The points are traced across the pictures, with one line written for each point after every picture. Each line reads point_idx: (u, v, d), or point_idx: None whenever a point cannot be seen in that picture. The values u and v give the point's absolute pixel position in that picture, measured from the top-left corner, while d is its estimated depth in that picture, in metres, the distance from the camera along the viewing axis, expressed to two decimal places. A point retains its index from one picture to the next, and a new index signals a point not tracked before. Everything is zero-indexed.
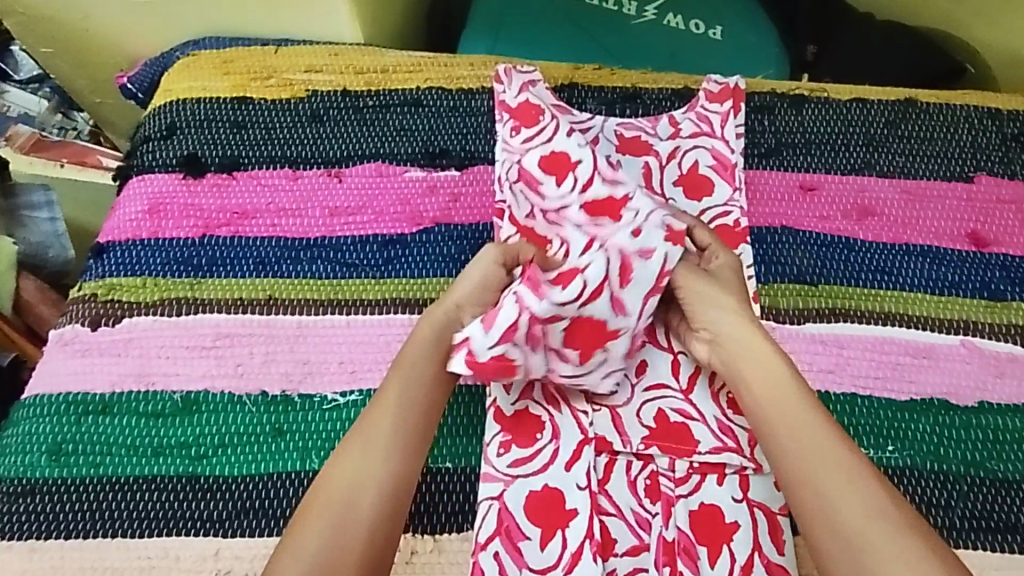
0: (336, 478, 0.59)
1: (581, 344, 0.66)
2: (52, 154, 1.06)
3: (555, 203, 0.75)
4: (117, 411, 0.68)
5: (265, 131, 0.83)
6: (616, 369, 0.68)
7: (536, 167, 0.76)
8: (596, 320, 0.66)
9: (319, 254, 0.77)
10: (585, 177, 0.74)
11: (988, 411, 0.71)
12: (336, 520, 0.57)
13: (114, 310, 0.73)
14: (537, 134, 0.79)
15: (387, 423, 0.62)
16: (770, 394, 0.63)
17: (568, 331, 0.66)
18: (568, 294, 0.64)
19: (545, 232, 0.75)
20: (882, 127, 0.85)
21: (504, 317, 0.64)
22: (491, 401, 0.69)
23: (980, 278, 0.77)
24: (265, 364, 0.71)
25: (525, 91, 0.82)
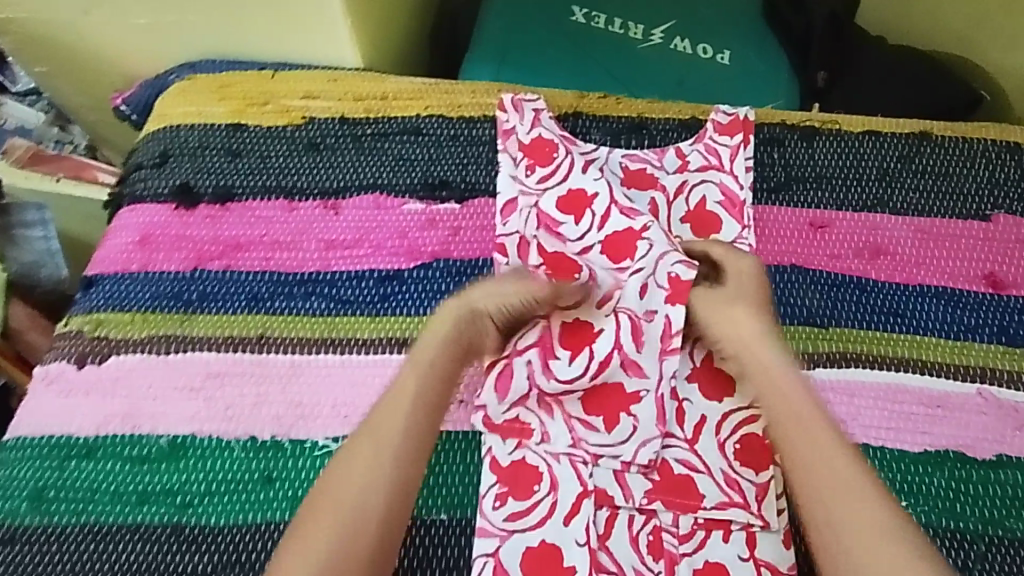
0: (347, 475, 0.60)
1: (601, 408, 0.68)
2: (50, 169, 1.03)
3: (577, 247, 0.75)
4: (101, 455, 0.66)
5: (261, 159, 0.81)
6: (647, 435, 0.67)
7: (554, 209, 0.76)
8: (609, 385, 0.69)
9: (313, 290, 0.74)
10: (603, 212, 0.75)
11: (1006, 465, 0.68)
12: (346, 516, 0.58)
13: (101, 347, 0.70)
14: (553, 173, 0.78)
15: (401, 418, 0.62)
16: (790, 408, 0.63)
17: (584, 397, 0.68)
18: (575, 370, 0.68)
19: (574, 256, 0.75)
20: (895, 162, 0.83)
21: (517, 386, 0.68)
22: (487, 449, 0.66)
23: (998, 322, 0.74)
24: (256, 406, 0.68)
25: (537, 127, 0.81)
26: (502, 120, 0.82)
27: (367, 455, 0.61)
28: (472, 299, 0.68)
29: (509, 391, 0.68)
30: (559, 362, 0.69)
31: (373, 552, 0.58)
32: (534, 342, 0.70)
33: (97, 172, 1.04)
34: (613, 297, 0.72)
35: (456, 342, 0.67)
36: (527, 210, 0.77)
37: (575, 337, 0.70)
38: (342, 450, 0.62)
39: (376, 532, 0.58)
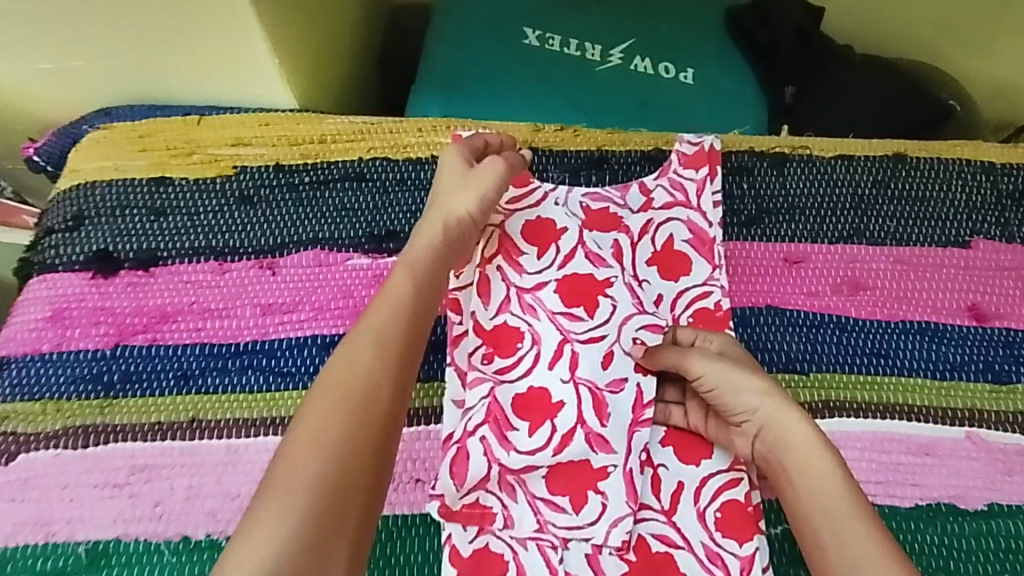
0: (349, 368, 0.55)
1: (567, 486, 0.63)
2: None
3: (533, 282, 0.70)
4: (10, 570, 0.59)
5: (188, 217, 0.73)
6: (618, 514, 0.62)
7: (520, 235, 0.72)
8: (575, 462, 0.64)
9: (249, 361, 0.67)
10: (568, 251, 0.71)
11: (999, 514, 0.64)
12: (352, 403, 0.53)
13: (9, 445, 0.63)
14: (525, 196, 0.73)
15: (398, 312, 0.59)
16: (807, 479, 0.56)
17: (549, 475, 0.64)
18: (535, 443, 0.64)
19: (516, 325, 0.68)
20: (870, 187, 0.78)
21: (473, 470, 0.63)
22: (447, 537, 0.62)
23: (983, 358, 0.71)
24: (188, 501, 0.61)
25: None
26: None
27: (368, 350, 0.56)
28: (454, 205, 0.65)
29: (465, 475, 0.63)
30: (517, 434, 0.64)
31: (378, 450, 0.53)
32: (483, 419, 0.65)
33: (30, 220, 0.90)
34: (565, 354, 0.67)
35: (445, 246, 0.63)
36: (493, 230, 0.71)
37: (532, 407, 0.65)
38: (340, 348, 0.57)
39: (384, 423, 0.54)
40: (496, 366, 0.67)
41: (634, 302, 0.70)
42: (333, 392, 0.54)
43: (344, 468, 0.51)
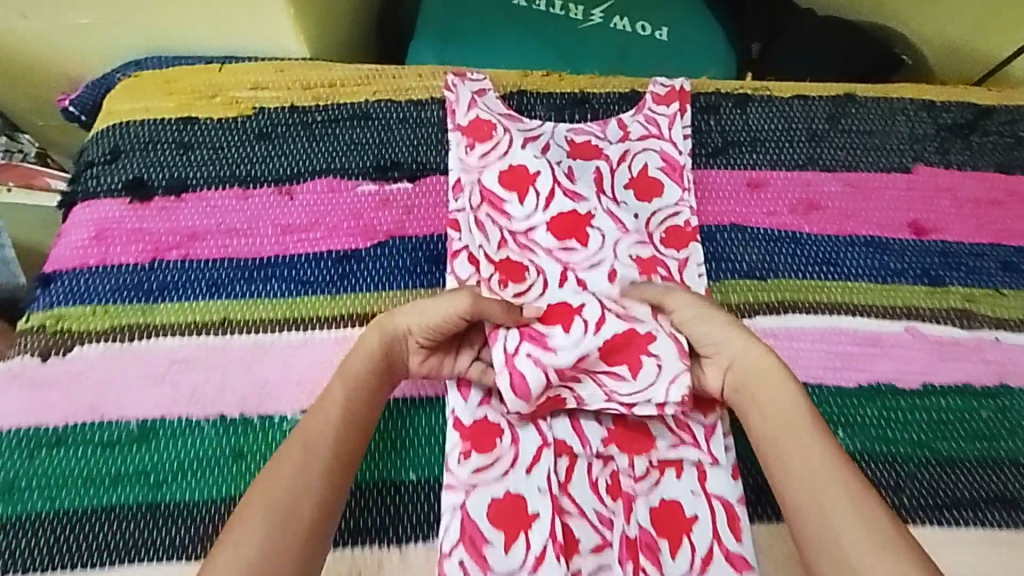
0: (285, 467, 0.59)
1: (622, 359, 0.70)
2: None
3: (523, 226, 0.77)
4: (71, 442, 0.67)
5: (213, 150, 0.82)
6: (675, 371, 0.69)
7: (498, 186, 0.78)
8: (622, 338, 0.70)
9: (273, 273, 0.76)
10: (547, 192, 0.77)
11: (933, 393, 0.73)
12: (286, 500, 0.58)
13: (63, 340, 0.71)
14: (492, 149, 0.80)
15: (328, 420, 0.62)
16: (773, 414, 0.63)
17: (603, 355, 0.69)
18: (574, 339, 0.69)
19: (520, 261, 0.75)
20: (823, 122, 0.88)
21: (534, 377, 0.67)
22: (451, 411, 0.69)
23: (921, 265, 0.80)
24: (222, 388, 0.70)
25: (476, 107, 0.83)
26: (449, 101, 0.85)
27: (297, 454, 0.60)
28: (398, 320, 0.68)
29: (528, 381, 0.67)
30: (555, 337, 0.70)
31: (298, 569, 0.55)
32: (520, 338, 0.69)
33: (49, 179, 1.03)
34: (571, 278, 0.74)
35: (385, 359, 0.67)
36: (472, 187, 0.79)
37: (558, 316, 0.71)
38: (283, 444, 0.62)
39: (315, 510, 0.58)
40: (512, 291, 0.74)
41: (617, 227, 0.77)
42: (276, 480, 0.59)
43: (272, 552, 0.55)
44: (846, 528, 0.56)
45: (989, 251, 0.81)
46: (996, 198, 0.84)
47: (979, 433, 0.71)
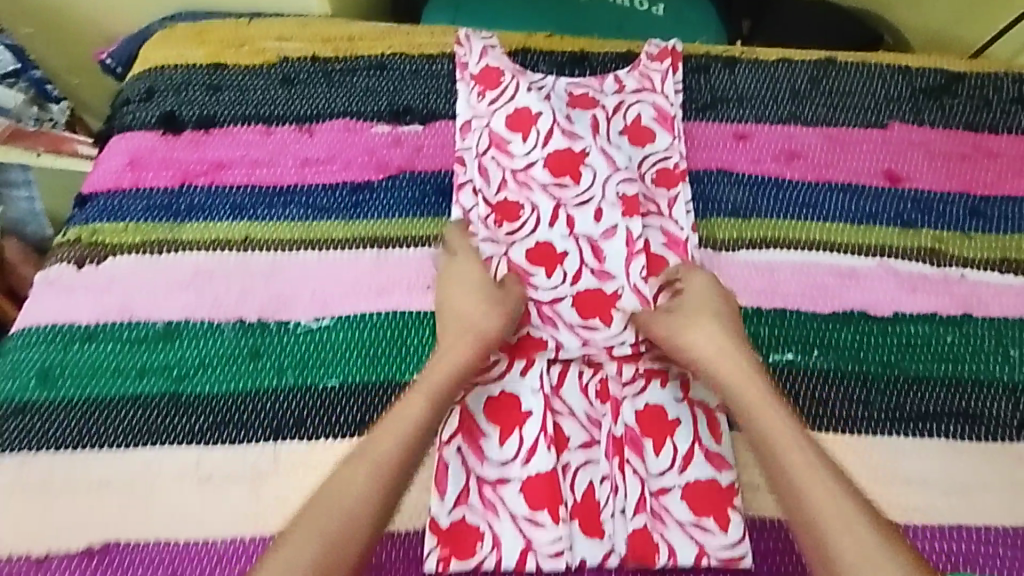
0: (345, 491, 0.61)
1: (594, 311, 0.76)
2: (28, 142, 1.03)
3: (522, 163, 0.83)
4: (102, 339, 0.73)
5: (239, 92, 0.89)
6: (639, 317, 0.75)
7: (504, 128, 0.85)
8: (591, 291, 0.77)
9: (292, 199, 0.82)
10: (546, 131, 0.84)
11: (903, 320, 0.78)
12: (343, 522, 0.60)
13: (98, 251, 0.77)
14: (500, 95, 0.87)
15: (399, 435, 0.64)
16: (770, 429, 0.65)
17: (575, 304, 0.76)
18: (554, 283, 0.77)
19: (517, 199, 0.82)
20: (806, 83, 0.94)
21: None
22: None
23: (894, 209, 0.85)
24: (241, 296, 0.76)
25: (485, 56, 0.89)
26: (459, 54, 0.91)
27: (365, 467, 0.62)
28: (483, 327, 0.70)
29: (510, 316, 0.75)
30: (537, 278, 0.78)
31: None
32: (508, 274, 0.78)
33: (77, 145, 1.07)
34: (561, 216, 0.80)
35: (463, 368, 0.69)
36: (481, 129, 0.85)
37: (543, 256, 0.79)
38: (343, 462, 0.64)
39: (369, 527, 0.60)
40: (505, 231, 0.80)
41: (608, 164, 0.83)
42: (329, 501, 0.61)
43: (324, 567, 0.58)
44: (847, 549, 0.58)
45: (958, 198, 0.86)
46: (965, 152, 0.89)
47: (944, 355, 0.76)
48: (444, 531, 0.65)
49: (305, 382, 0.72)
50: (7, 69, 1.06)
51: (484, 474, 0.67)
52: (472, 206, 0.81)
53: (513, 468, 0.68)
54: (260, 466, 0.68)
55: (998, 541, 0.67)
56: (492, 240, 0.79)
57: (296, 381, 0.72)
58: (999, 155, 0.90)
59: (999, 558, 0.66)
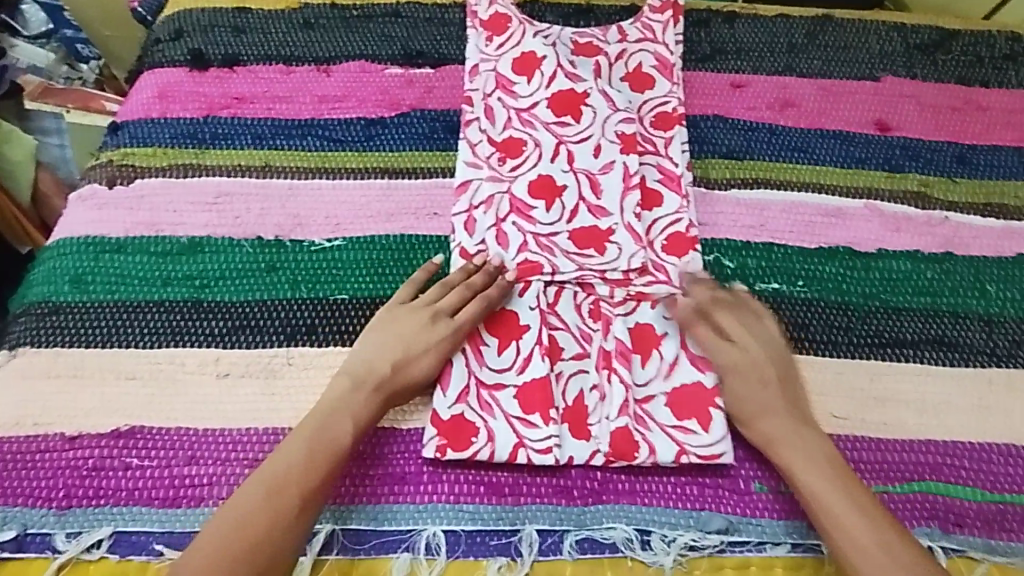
0: (249, 502, 0.61)
1: (588, 243, 0.78)
2: (60, 100, 1.11)
3: (526, 103, 0.86)
4: (130, 250, 0.78)
5: (262, 34, 0.94)
6: (631, 250, 0.78)
7: (510, 72, 0.88)
8: (586, 227, 0.79)
9: (309, 131, 0.87)
10: (550, 73, 0.87)
11: (886, 256, 0.82)
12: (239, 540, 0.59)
13: (127, 173, 0.83)
14: (507, 40, 0.90)
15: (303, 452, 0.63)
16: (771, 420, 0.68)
17: (571, 236, 0.79)
18: (553, 216, 0.80)
19: (521, 137, 0.84)
20: (803, 37, 0.97)
21: (513, 239, 0.78)
22: (457, 245, 0.79)
23: (883, 155, 0.89)
24: (261, 216, 0.81)
25: (495, 6, 0.92)
26: (472, 4, 0.93)
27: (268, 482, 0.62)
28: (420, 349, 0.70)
29: (508, 241, 0.78)
30: (537, 211, 0.80)
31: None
32: (509, 209, 0.80)
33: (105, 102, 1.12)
34: (562, 152, 0.83)
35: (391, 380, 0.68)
36: (488, 73, 0.88)
37: (543, 189, 0.81)
38: (241, 487, 0.63)
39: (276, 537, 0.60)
40: (508, 166, 0.83)
41: (608, 105, 0.86)
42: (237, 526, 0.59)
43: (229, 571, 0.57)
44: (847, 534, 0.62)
45: (945, 146, 0.90)
46: (954, 105, 0.93)
47: (923, 289, 0.80)
48: (443, 423, 0.69)
49: (316, 294, 0.77)
50: (41, 30, 1.19)
51: (483, 378, 0.72)
52: (479, 141, 0.84)
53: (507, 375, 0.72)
54: (274, 366, 0.73)
55: (961, 455, 0.72)
56: (495, 175, 0.82)
57: (309, 293, 0.77)
58: (988, 108, 0.93)
59: (965, 470, 0.71)
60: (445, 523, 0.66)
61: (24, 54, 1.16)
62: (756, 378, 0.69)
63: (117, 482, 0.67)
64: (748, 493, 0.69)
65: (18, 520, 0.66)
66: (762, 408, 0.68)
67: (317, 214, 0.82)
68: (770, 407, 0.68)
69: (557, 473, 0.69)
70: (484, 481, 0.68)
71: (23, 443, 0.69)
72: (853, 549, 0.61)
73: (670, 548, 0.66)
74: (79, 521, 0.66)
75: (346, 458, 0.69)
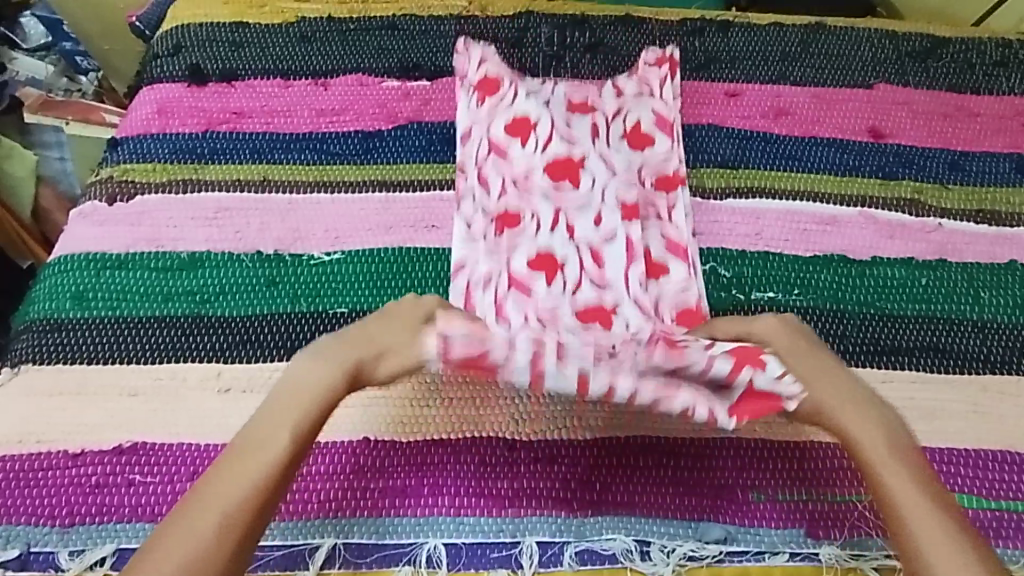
0: (216, 488, 0.57)
1: (593, 317, 0.74)
2: (59, 112, 1.10)
3: (523, 168, 0.83)
4: (131, 266, 0.79)
5: (260, 49, 0.95)
6: (640, 324, 0.74)
7: (504, 134, 0.85)
8: (590, 303, 0.75)
9: (307, 145, 0.88)
10: (546, 137, 0.84)
11: (881, 263, 0.82)
12: (202, 530, 0.55)
13: (128, 189, 0.84)
14: (499, 101, 0.87)
15: (270, 434, 0.60)
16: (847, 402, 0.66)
17: (575, 313, 0.74)
18: (555, 292, 0.75)
19: (517, 207, 0.81)
20: (796, 46, 0.98)
21: (513, 309, 0.74)
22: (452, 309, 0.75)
23: (877, 163, 0.89)
24: (260, 231, 0.82)
25: (483, 65, 0.90)
26: (459, 61, 0.92)
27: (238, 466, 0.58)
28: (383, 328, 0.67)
29: (506, 310, 0.74)
30: (537, 287, 0.76)
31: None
32: (508, 286, 0.76)
33: (104, 114, 1.11)
34: (562, 221, 0.80)
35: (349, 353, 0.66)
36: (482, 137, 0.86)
37: (543, 262, 0.77)
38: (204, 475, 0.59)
39: (238, 524, 0.56)
40: (506, 239, 0.79)
41: (607, 172, 0.83)
42: (172, 541, 0.54)
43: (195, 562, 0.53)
44: (917, 523, 0.58)
45: (938, 153, 0.90)
46: (946, 112, 0.93)
47: (918, 296, 0.81)
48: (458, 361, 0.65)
49: (317, 308, 0.78)
50: (40, 42, 1.22)
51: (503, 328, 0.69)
52: (473, 214, 0.81)
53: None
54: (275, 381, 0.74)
55: (957, 462, 0.72)
56: (492, 250, 0.79)
57: (309, 307, 0.77)
58: (980, 115, 0.94)
59: (961, 477, 0.71)
60: (445, 536, 0.67)
61: (23, 66, 1.20)
62: (824, 365, 0.68)
63: (120, 499, 0.68)
64: (746, 501, 0.69)
65: (22, 537, 0.66)
66: (838, 389, 0.66)
67: (317, 228, 0.82)
68: (847, 387, 0.67)
69: (557, 483, 0.69)
70: (484, 492, 0.69)
71: (26, 460, 0.69)
72: (919, 538, 0.58)
73: (669, 559, 0.67)
74: (82, 538, 0.66)
75: (348, 471, 0.69)
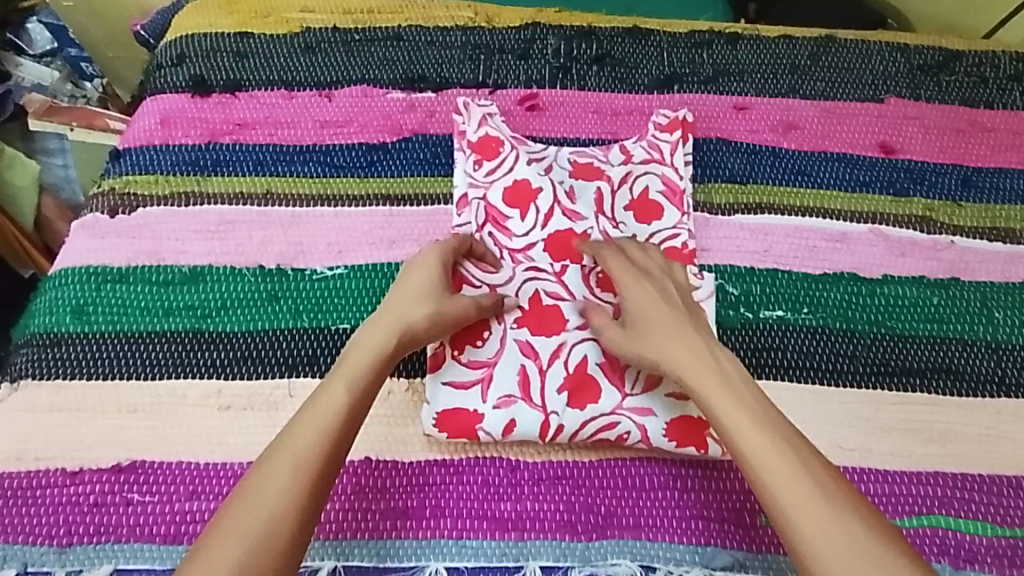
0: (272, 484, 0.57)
1: (582, 399, 0.70)
2: (64, 118, 1.10)
3: (521, 244, 0.78)
4: (133, 280, 0.78)
5: (264, 59, 0.94)
6: (638, 401, 0.71)
7: (501, 203, 0.80)
8: (586, 378, 0.71)
9: (310, 157, 0.87)
10: (546, 210, 0.79)
11: (891, 282, 0.81)
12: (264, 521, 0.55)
13: (130, 201, 0.83)
14: (498, 166, 0.82)
15: (323, 421, 0.61)
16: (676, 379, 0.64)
17: (567, 393, 0.71)
18: (549, 372, 0.71)
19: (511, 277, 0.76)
20: (806, 59, 0.96)
21: (498, 386, 0.71)
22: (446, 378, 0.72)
23: (888, 179, 0.88)
24: (262, 244, 0.81)
25: (484, 125, 0.85)
26: (458, 122, 0.86)
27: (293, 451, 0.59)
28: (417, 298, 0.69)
29: (490, 387, 0.71)
30: (529, 366, 0.72)
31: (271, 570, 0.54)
32: (496, 353, 0.72)
33: (109, 119, 1.11)
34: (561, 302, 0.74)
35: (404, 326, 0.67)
36: (478, 204, 0.80)
37: (539, 326, 0.73)
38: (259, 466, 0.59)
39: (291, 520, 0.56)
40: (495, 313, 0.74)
41: None
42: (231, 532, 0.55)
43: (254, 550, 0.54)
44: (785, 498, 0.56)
45: (950, 169, 0.89)
46: (959, 127, 0.92)
47: (930, 316, 0.79)
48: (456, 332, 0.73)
49: (319, 323, 0.77)
50: (46, 48, 1.19)
51: (488, 356, 0.72)
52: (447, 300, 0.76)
53: (489, 413, 0.70)
54: (276, 398, 0.73)
55: (969, 487, 0.71)
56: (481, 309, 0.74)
57: (311, 322, 0.76)
58: (992, 130, 0.92)
59: (974, 503, 0.70)
60: (447, 560, 0.66)
61: (27, 72, 1.17)
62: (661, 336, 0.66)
63: (119, 518, 0.67)
64: (753, 527, 0.68)
65: (18, 557, 0.65)
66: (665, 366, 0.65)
67: (319, 241, 0.81)
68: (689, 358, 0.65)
69: (559, 507, 0.68)
70: (486, 516, 0.68)
71: (24, 478, 0.68)
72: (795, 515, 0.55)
73: None
74: (79, 558, 0.65)
75: (349, 492, 0.68)
